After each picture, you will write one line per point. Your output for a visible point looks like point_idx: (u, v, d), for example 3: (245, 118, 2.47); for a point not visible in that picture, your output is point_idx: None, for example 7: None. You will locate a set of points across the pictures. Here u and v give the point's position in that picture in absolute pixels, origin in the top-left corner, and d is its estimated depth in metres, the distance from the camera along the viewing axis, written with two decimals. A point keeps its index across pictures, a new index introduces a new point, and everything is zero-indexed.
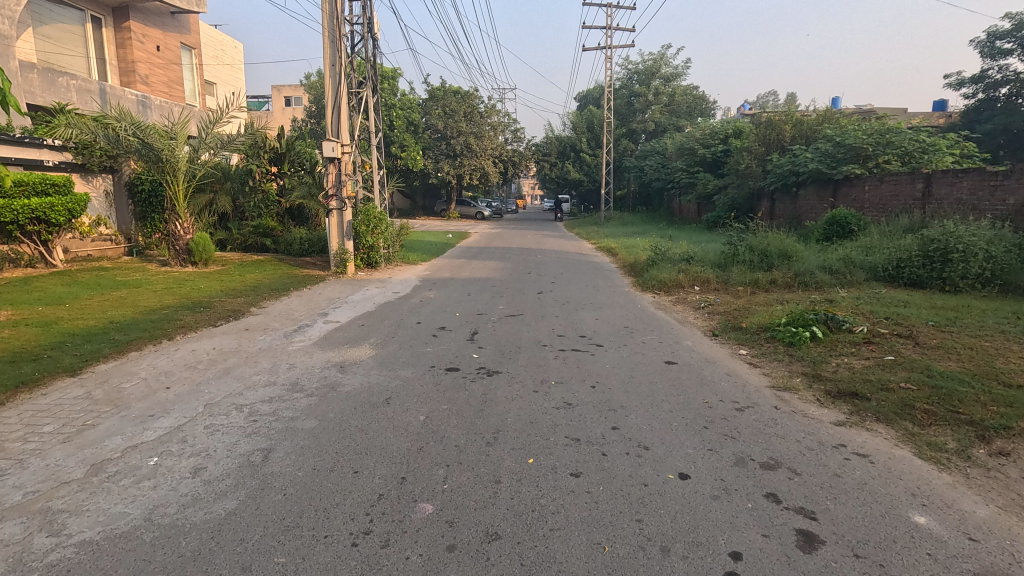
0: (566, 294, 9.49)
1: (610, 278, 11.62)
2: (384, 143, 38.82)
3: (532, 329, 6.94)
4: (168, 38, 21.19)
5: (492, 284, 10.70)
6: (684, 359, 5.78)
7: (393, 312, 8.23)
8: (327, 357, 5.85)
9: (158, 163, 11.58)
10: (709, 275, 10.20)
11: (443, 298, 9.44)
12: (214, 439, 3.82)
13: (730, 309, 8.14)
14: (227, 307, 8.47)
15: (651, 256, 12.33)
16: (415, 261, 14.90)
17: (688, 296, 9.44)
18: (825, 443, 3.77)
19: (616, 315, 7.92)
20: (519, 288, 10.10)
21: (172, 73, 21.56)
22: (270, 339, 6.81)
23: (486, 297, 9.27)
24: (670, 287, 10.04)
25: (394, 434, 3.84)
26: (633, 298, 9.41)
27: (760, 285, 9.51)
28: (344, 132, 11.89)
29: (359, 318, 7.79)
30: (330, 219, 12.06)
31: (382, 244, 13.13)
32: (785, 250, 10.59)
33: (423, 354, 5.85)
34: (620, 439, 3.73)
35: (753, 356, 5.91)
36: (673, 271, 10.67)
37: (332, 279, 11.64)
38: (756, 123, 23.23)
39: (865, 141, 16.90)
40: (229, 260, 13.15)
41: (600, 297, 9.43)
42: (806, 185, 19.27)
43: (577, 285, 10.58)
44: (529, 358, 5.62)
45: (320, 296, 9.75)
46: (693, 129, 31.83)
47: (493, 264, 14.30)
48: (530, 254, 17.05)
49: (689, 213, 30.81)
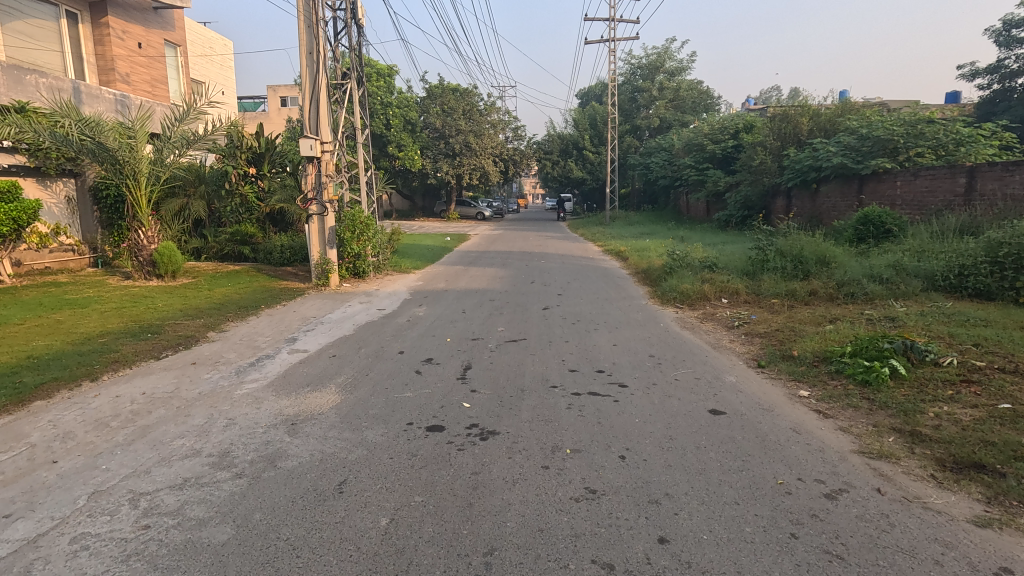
0: (576, 311, 8.24)
1: (623, 288, 10.38)
2: (381, 143, 37.59)
3: (538, 361, 5.69)
4: (150, 35, 19.99)
5: (491, 297, 9.47)
6: (732, 406, 4.52)
7: (374, 336, 7.00)
8: (279, 407, 4.62)
9: (116, 165, 10.38)
10: (737, 284, 8.97)
11: (434, 316, 8.20)
12: (73, 567, 2.60)
13: (771, 330, 6.88)
14: (180, 333, 7.24)
15: (668, 262, 11.07)
16: (408, 270, 13.66)
17: (717, 311, 8.22)
18: (982, 571, 2.51)
19: (636, 339, 6.67)
20: (522, 303, 8.87)
21: (156, 71, 20.33)
22: (219, 378, 5.57)
23: (483, 315, 8.03)
24: (693, 299, 8.79)
25: (339, 559, 2.60)
26: (653, 314, 8.15)
27: (799, 297, 8.28)
28: (323, 128, 10.66)
29: (331, 346, 6.56)
30: (310, 224, 10.84)
31: (370, 251, 11.89)
32: (822, 255, 9.35)
33: (401, 402, 4.62)
34: (677, 568, 2.51)
35: (819, 399, 4.66)
36: (695, 280, 9.45)
37: (312, 292, 10.44)
38: (770, 116, 21.94)
39: (894, 133, 15.62)
40: (201, 272, 11.98)
41: (614, 313, 8.18)
42: (827, 181, 17.99)
43: (588, 298, 9.33)
44: (534, 408, 4.36)
45: (294, 315, 8.52)
46: (701, 124, 30.54)
47: (494, 272, 13.07)
48: (533, 259, 15.82)
49: (698, 211, 29.52)
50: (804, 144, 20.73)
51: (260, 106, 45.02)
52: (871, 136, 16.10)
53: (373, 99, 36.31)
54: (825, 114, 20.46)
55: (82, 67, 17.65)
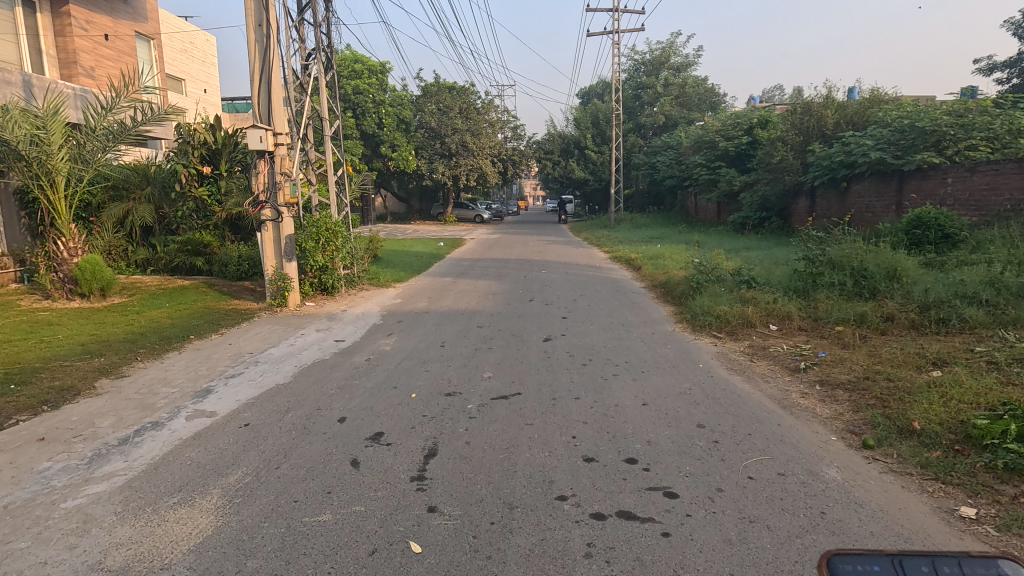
0: (587, 345, 6.42)
1: (641, 309, 8.55)
2: (373, 143, 35.75)
3: (538, 439, 3.86)
4: (118, 27, 18.19)
5: (480, 322, 7.67)
6: (862, 547, 2.70)
7: (316, 387, 5.18)
8: (105, 549, 2.76)
9: (25, 163, 8.53)
10: (788, 305, 7.17)
11: (403, 351, 6.35)
12: None
13: (856, 375, 5.05)
14: (57, 382, 5.37)
15: (693, 275, 9.25)
16: (388, 283, 11.83)
17: (769, 342, 6.41)
18: None
19: (672, 390, 4.87)
20: (519, 332, 7.06)
21: (126, 66, 18.50)
22: (59, 468, 3.72)
23: (468, 351, 6.22)
24: (735, 325, 6.97)
25: None
26: (687, 349, 6.35)
27: (872, 325, 6.49)
28: (278, 117, 8.82)
29: (250, 406, 4.73)
30: (263, 234, 8.95)
31: (339, 263, 10.05)
32: (890, 268, 7.55)
33: (308, 540, 2.77)
34: None
35: (1000, 527, 2.82)
36: (732, 300, 7.64)
37: (264, 315, 8.60)
38: (790, 109, 20.16)
39: (941, 123, 13.85)
40: (140, 289, 10.18)
41: (634, 346, 6.38)
42: (860, 178, 16.21)
43: (600, 324, 7.54)
44: (531, 563, 2.55)
45: (227, 349, 6.67)
46: (711, 120, 28.76)
47: (487, 285, 11.26)
48: (532, 268, 14.00)
49: (709, 213, 27.72)
50: (829, 139, 18.91)
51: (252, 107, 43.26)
52: (912, 128, 14.33)
53: (365, 96, 34.46)
54: (852, 106, 18.68)
55: (41, 61, 15.67)
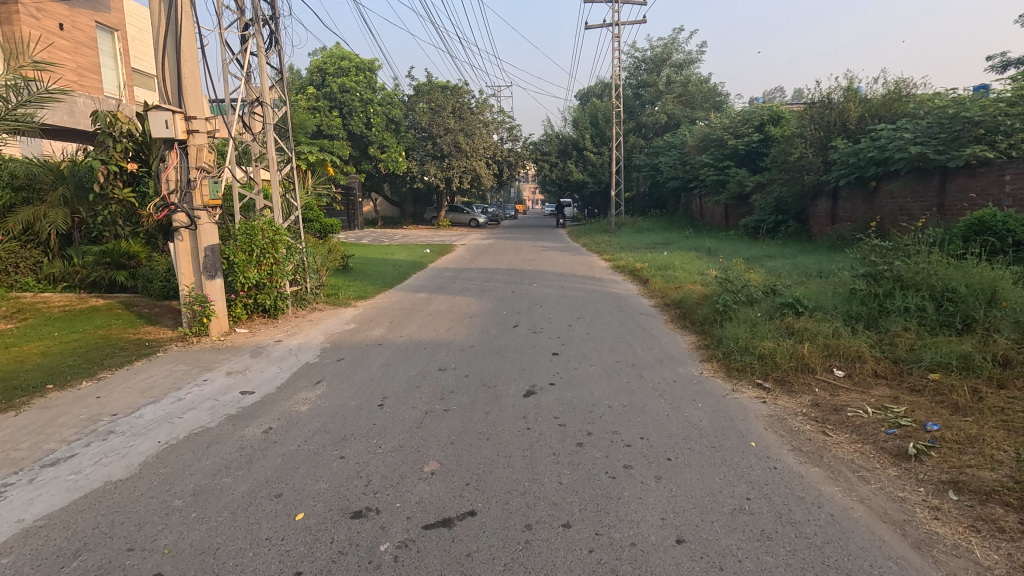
0: (585, 404, 4.54)
1: (655, 340, 6.70)
2: (361, 143, 33.92)
3: None
4: (73, 15, 16.23)
5: (441, 362, 5.81)
6: None
7: (156, 494, 3.28)
8: None
9: None
10: (856, 343, 5.32)
11: (324, 415, 4.45)
12: None
13: (1013, 474, 3.17)
14: None
15: (717, 295, 7.40)
16: (348, 300, 10.00)
17: (841, 400, 4.55)
18: None
19: (721, 508, 3.00)
20: (491, 380, 5.17)
21: (83, 59, 16.55)
22: None
23: (414, 417, 4.34)
24: (785, 370, 5.11)
25: None
26: (724, 409, 4.49)
27: (984, 373, 4.62)
28: (192, 98, 6.88)
29: (21, 544, 2.82)
30: (177, 243, 7.06)
31: (279, 280, 8.19)
32: (987, 288, 5.66)
33: None
34: None
35: None
36: (774, 331, 5.81)
37: (173, 349, 6.74)
38: (808, 102, 18.38)
39: (993, 113, 12.07)
40: (39, 312, 8.29)
41: (651, 405, 4.54)
42: (892, 177, 14.43)
43: (602, 364, 5.67)
44: None
45: (85, 409, 4.77)
46: (717, 118, 27.01)
47: (467, 304, 9.44)
48: (522, 280, 12.16)
49: (717, 216, 25.93)
50: (853, 134, 17.10)
51: None
52: (957, 118, 12.57)
53: (352, 94, 32.55)
54: (879, 98, 16.90)
55: None
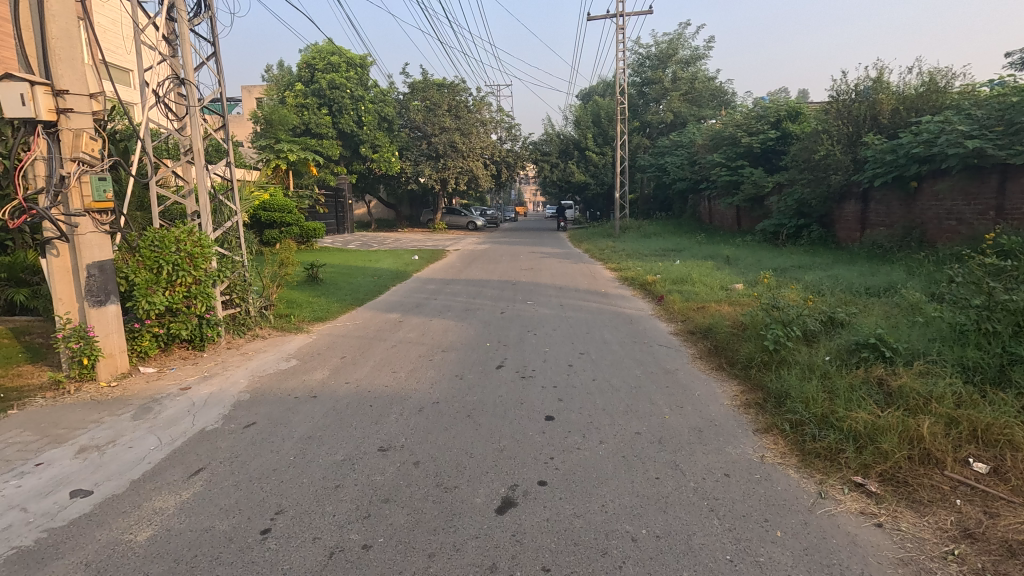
0: (594, 536, 2.80)
1: (686, 392, 4.96)
2: (353, 143, 32.21)
3: None
4: None
5: (385, 435, 4.05)
6: None
7: None
8: None
9: None
10: (995, 418, 3.54)
11: (166, 556, 2.71)
12: None
13: None
14: None
15: (763, 330, 5.69)
16: (301, 323, 8.28)
17: (1017, 531, 2.77)
18: None
19: None
20: (451, 476, 3.43)
21: None
22: None
23: (308, 568, 2.59)
24: (897, 463, 3.35)
25: None
26: (821, 547, 2.73)
27: None
28: (66, 66, 5.14)
29: None
30: (50, 260, 5.33)
31: (202, 305, 6.43)
32: None
33: None
34: None
35: None
36: (861, 390, 4.07)
37: (38, 403, 5.02)
38: (834, 95, 16.63)
39: None
40: None
41: (699, 539, 2.78)
42: (938, 175, 12.71)
43: (615, 441, 3.93)
44: None
45: None
46: (728, 115, 25.30)
47: (446, 329, 7.72)
48: (515, 296, 10.44)
49: (729, 220, 24.17)
50: (887, 130, 15.37)
51: (234, 109, 40.08)
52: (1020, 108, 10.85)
53: (342, 91, 30.73)
54: (915, 89, 15.21)
55: None
